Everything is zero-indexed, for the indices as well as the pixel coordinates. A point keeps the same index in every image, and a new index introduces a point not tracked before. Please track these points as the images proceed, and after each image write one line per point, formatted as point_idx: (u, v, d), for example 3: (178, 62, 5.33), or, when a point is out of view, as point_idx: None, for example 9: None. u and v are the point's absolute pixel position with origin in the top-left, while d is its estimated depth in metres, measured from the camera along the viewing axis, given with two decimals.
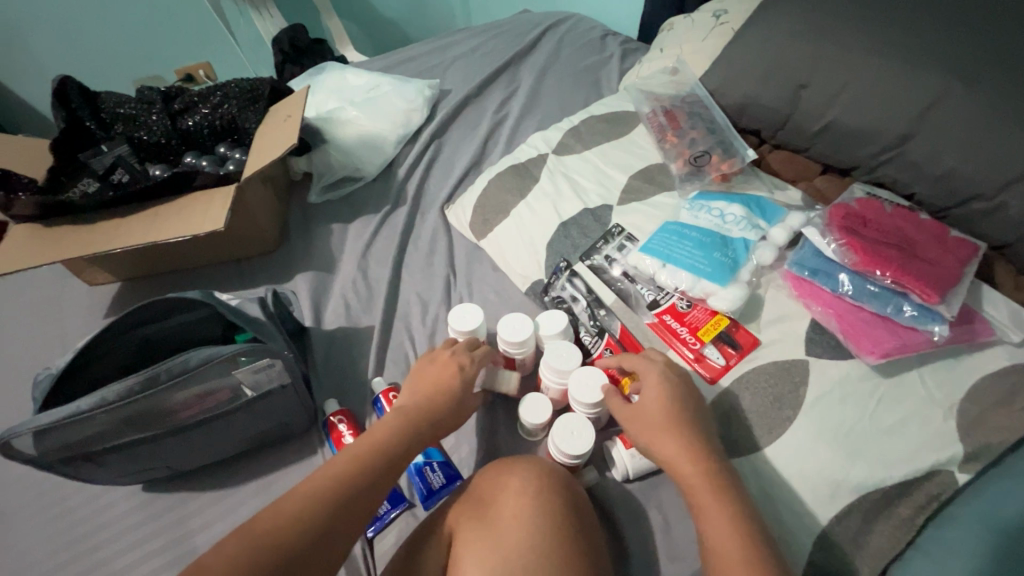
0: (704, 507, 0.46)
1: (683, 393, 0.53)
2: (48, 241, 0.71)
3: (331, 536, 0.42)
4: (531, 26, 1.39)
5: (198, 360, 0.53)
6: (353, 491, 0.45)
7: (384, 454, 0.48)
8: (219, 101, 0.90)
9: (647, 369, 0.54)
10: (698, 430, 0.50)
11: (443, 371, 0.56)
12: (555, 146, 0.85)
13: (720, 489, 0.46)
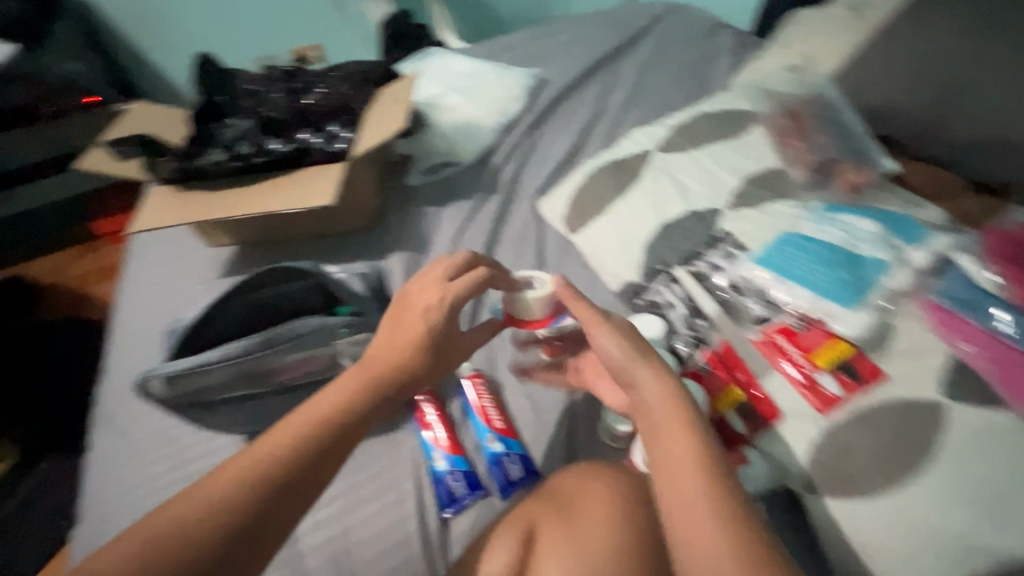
0: (689, 499, 0.39)
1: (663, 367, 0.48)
2: (182, 203, 0.78)
3: (288, 496, 0.40)
4: (637, 17, 1.34)
5: (312, 326, 0.58)
6: (311, 449, 0.42)
7: (350, 404, 0.46)
8: (336, 83, 0.96)
9: (620, 335, 0.50)
10: (678, 407, 0.44)
11: (424, 299, 0.53)
12: (659, 142, 0.81)
13: (710, 474, 0.40)
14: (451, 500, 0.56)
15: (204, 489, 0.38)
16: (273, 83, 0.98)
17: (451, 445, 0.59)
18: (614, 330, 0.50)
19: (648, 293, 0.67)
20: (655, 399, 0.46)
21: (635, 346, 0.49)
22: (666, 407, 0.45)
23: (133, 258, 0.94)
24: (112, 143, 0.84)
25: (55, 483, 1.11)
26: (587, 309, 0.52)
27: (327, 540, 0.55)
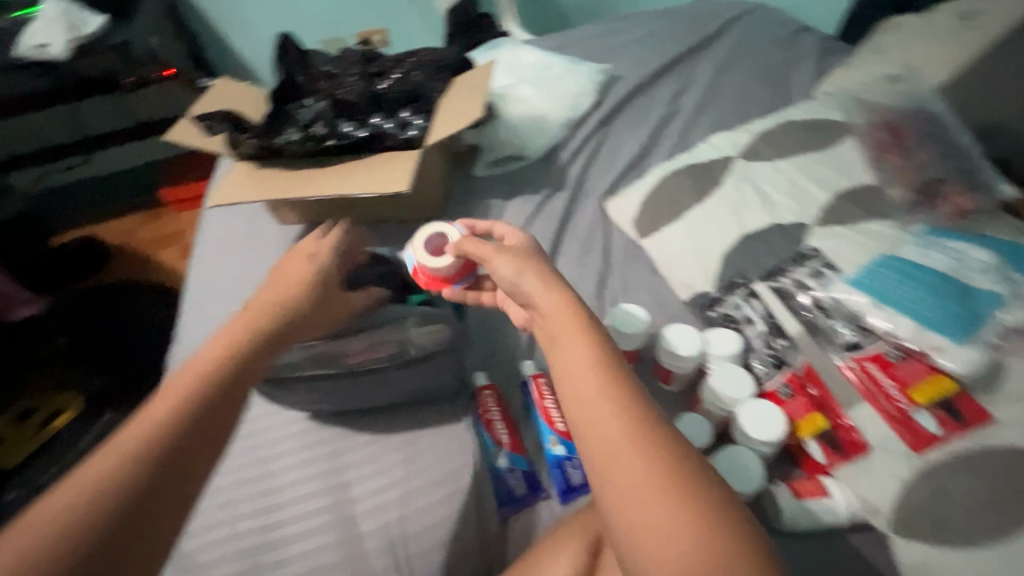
0: (609, 436, 0.35)
1: (566, 298, 0.46)
2: (262, 180, 0.81)
3: (185, 441, 0.39)
4: (715, 16, 1.29)
5: (392, 313, 0.59)
6: (206, 396, 0.41)
7: (240, 348, 0.46)
8: (410, 69, 0.97)
9: (520, 268, 0.50)
10: (588, 338, 0.42)
11: (295, 264, 0.56)
12: (741, 149, 0.78)
13: (627, 405, 0.37)
14: (510, 498, 0.58)
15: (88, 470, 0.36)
16: (349, 66, 0.98)
17: (512, 443, 0.60)
18: (505, 260, 0.51)
19: (723, 305, 0.64)
20: (559, 334, 0.43)
21: (533, 279, 0.48)
22: (572, 340, 0.42)
23: (205, 229, 0.97)
24: (198, 117, 0.86)
25: None
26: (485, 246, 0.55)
27: (385, 525, 0.56)
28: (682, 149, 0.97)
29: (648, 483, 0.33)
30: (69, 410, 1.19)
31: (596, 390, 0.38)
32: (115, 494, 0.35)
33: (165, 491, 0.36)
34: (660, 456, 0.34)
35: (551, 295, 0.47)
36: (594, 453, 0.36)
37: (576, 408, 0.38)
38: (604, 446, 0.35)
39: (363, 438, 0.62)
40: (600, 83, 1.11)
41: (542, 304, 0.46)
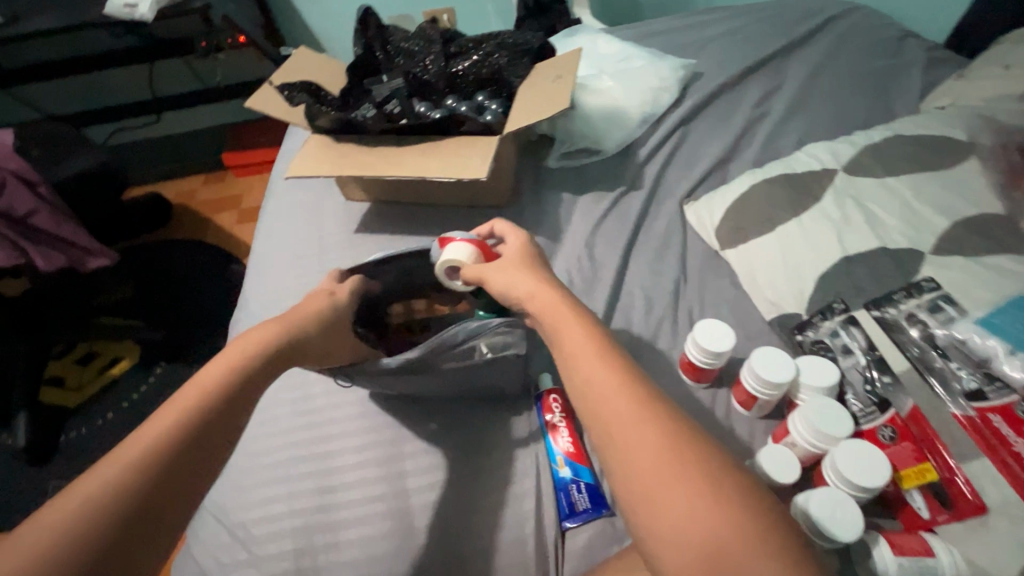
0: (622, 414, 0.38)
1: (556, 289, 0.49)
2: (336, 155, 0.79)
3: (207, 436, 0.40)
4: (814, 12, 1.19)
5: (465, 334, 0.53)
6: (221, 398, 0.42)
7: (259, 357, 0.47)
8: (491, 50, 0.93)
9: (508, 266, 0.53)
10: (585, 327, 0.45)
11: (312, 298, 0.56)
12: (846, 162, 0.71)
13: (632, 386, 0.40)
14: (571, 510, 0.54)
15: (109, 458, 0.36)
16: (428, 43, 0.96)
17: (576, 452, 0.57)
18: (509, 276, 0.51)
19: (817, 330, 0.59)
20: (557, 322, 0.46)
21: (522, 277, 0.51)
22: (573, 328, 0.45)
23: (273, 197, 0.97)
24: (279, 86, 0.85)
25: (168, 389, 1.22)
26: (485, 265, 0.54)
27: (439, 521, 0.55)
28: (770, 155, 0.90)
29: (666, 459, 0.35)
30: (127, 358, 1.28)
31: (627, 397, 0.39)
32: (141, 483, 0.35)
33: (186, 481, 0.38)
34: (672, 434, 0.37)
35: (542, 286, 0.49)
36: (607, 433, 0.39)
37: (586, 392, 0.41)
38: (617, 425, 0.38)
39: (421, 429, 0.61)
40: (684, 78, 1.05)
41: (533, 295, 0.49)
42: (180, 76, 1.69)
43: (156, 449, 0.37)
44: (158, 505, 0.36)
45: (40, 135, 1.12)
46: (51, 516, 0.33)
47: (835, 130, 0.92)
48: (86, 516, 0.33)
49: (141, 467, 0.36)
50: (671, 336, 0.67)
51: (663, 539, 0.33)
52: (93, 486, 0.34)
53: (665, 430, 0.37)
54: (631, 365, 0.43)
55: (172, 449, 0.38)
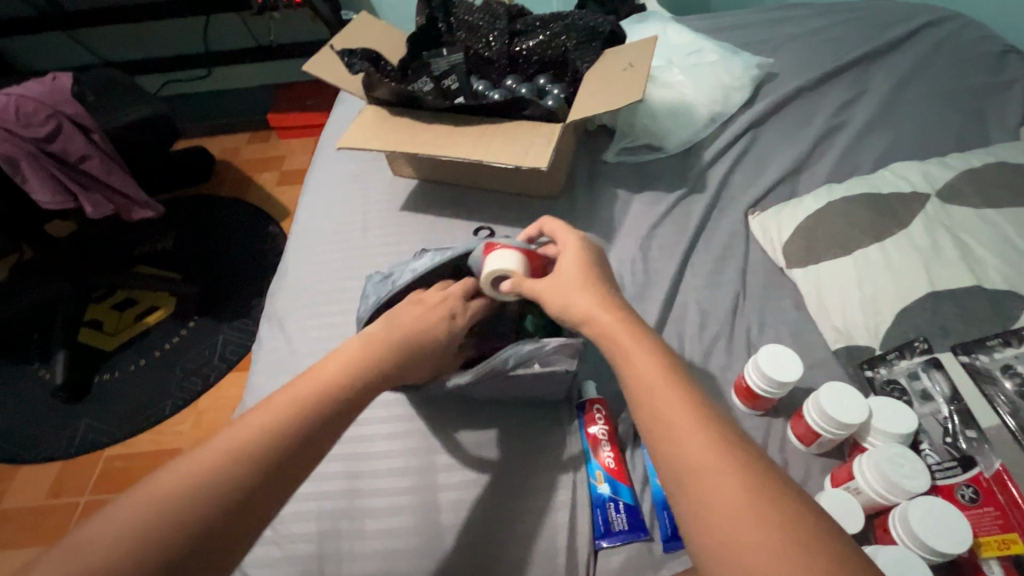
0: (697, 459, 0.35)
1: (616, 311, 0.45)
2: (391, 130, 0.77)
3: (269, 472, 0.39)
4: (911, 13, 1.08)
5: (516, 359, 0.53)
6: (314, 411, 0.42)
7: (353, 371, 0.46)
8: (558, 32, 0.88)
9: (562, 284, 0.49)
10: (654, 356, 0.41)
11: (427, 315, 0.53)
12: (940, 188, 0.65)
13: (714, 428, 0.36)
14: (607, 529, 0.52)
15: (179, 476, 0.36)
16: (493, 18, 0.92)
17: (617, 469, 0.54)
18: (577, 297, 0.47)
19: (891, 368, 0.56)
20: (620, 348, 0.43)
21: (585, 295, 0.47)
22: (640, 356, 0.41)
23: (320, 166, 0.96)
24: (339, 51, 0.82)
25: (198, 343, 1.22)
26: (548, 283, 0.50)
27: (468, 522, 0.52)
28: (850, 168, 0.83)
29: (750, 520, 0.31)
30: (163, 309, 1.29)
31: (704, 442, 0.35)
32: (195, 514, 0.35)
33: (241, 520, 0.37)
34: (759, 487, 0.33)
35: (598, 306, 0.46)
36: (682, 480, 0.35)
37: (656, 428, 0.38)
38: (690, 468, 0.35)
39: (456, 424, 0.59)
40: (758, 78, 0.97)
41: (590, 317, 0.45)
42: (234, 33, 1.68)
43: (215, 478, 0.37)
44: (211, 541, 0.35)
45: (97, 81, 1.13)
46: (144, 503, 0.35)
47: (928, 144, 0.83)
48: (138, 542, 0.33)
49: (198, 494, 0.36)
50: (726, 355, 0.63)
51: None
52: (151, 507, 0.35)
53: (751, 482, 0.33)
54: (709, 403, 0.39)
55: (232, 479, 0.37)
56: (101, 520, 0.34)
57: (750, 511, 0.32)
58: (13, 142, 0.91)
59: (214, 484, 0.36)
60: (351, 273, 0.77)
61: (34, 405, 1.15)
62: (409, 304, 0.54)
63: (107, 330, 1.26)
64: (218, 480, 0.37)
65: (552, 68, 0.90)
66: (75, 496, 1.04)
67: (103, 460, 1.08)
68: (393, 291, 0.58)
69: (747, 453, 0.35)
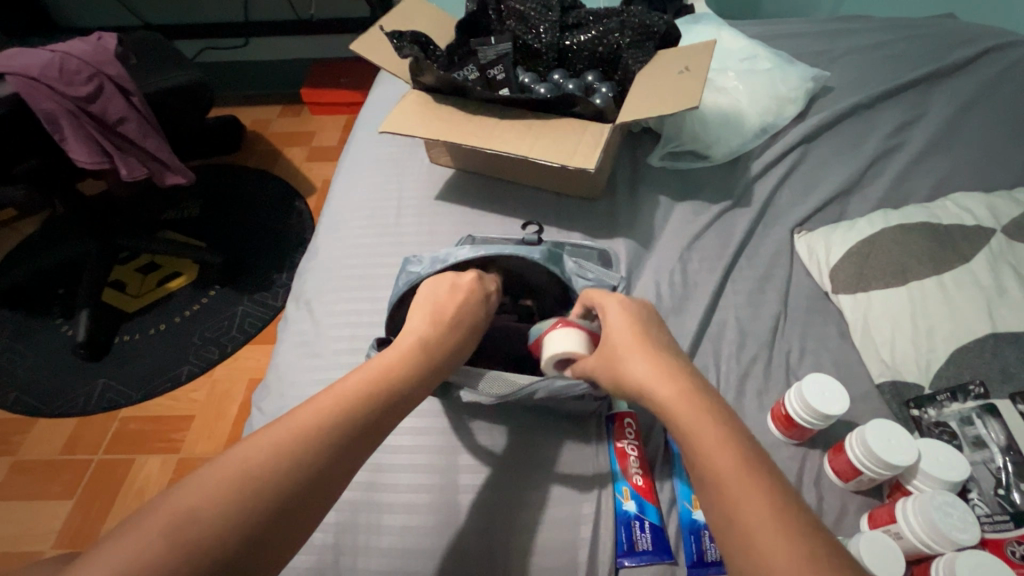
0: (757, 530, 0.32)
1: (679, 380, 0.40)
2: (433, 117, 0.75)
3: (322, 473, 0.38)
4: (981, 33, 1.02)
5: (546, 391, 0.53)
6: (371, 405, 0.42)
7: (406, 367, 0.46)
8: (612, 28, 0.85)
9: (612, 351, 0.45)
10: (704, 409, 0.38)
11: (466, 296, 0.53)
12: (1005, 224, 0.62)
13: (759, 473, 0.35)
14: (630, 548, 0.50)
15: (242, 457, 0.36)
16: (545, 9, 0.89)
17: (645, 487, 0.53)
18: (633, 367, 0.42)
19: (940, 410, 0.53)
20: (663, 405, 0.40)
21: (640, 360, 0.43)
22: (692, 410, 0.38)
23: (357, 147, 0.94)
24: (389, 33, 0.81)
25: (218, 313, 1.22)
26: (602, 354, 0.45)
27: (489, 527, 0.51)
28: (905, 193, 0.79)
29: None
30: (185, 276, 1.30)
31: (768, 504, 0.33)
32: (252, 510, 0.34)
33: (295, 518, 0.36)
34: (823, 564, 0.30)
35: (661, 373, 0.41)
36: (738, 550, 0.33)
37: (710, 490, 0.35)
38: (749, 541, 0.32)
39: (482, 423, 0.57)
40: (813, 91, 0.93)
41: (651, 390, 0.41)
42: (274, 5, 1.67)
43: (270, 474, 0.36)
44: (267, 537, 0.34)
45: (138, 43, 1.12)
46: (211, 482, 0.34)
47: (991, 175, 0.79)
48: (195, 533, 0.32)
49: (255, 489, 0.35)
50: (763, 379, 0.61)
51: None
52: (217, 490, 0.34)
53: (815, 564, 0.30)
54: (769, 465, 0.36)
55: (288, 476, 0.36)
56: (174, 495, 0.34)
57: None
58: (54, 99, 0.90)
59: (270, 482, 0.35)
60: (382, 260, 0.76)
61: (55, 361, 1.16)
62: (450, 279, 0.54)
63: (131, 292, 1.27)
64: (275, 477, 0.36)
65: (602, 65, 0.88)
66: (89, 454, 1.05)
67: (117, 421, 1.09)
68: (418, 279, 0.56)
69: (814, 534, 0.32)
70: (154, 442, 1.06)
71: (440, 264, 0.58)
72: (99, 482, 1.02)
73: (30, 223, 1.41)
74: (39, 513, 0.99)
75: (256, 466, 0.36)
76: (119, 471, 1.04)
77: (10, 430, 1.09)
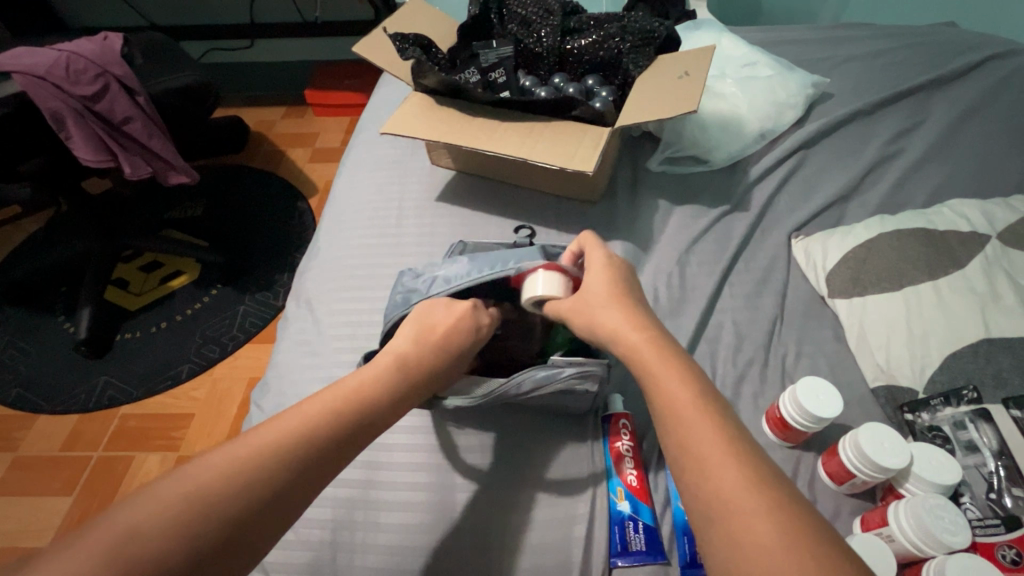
0: (730, 492, 0.33)
1: (645, 329, 0.44)
2: (434, 119, 0.76)
3: (285, 491, 0.38)
4: (981, 42, 1.03)
5: (529, 384, 0.53)
6: (341, 427, 0.42)
7: (379, 388, 0.46)
8: (613, 32, 0.85)
9: (590, 301, 0.48)
10: (685, 381, 0.39)
11: (455, 322, 0.52)
12: (1001, 231, 0.63)
13: (698, 386, 0.40)
14: (623, 549, 0.50)
15: (207, 469, 0.36)
16: (547, 13, 0.90)
17: (639, 488, 0.53)
18: (610, 316, 0.46)
19: (934, 415, 0.54)
20: (640, 361, 0.42)
21: (614, 311, 0.46)
22: (656, 355, 0.42)
23: (359, 148, 0.95)
24: (391, 35, 0.82)
25: (219, 311, 1.23)
26: (577, 302, 0.49)
27: (484, 525, 0.52)
28: (903, 199, 0.79)
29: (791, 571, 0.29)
30: (187, 274, 1.30)
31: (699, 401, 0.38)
32: (210, 525, 0.34)
33: (252, 535, 0.36)
34: (795, 529, 0.31)
35: (628, 322, 0.45)
36: (710, 511, 0.33)
37: (685, 455, 0.36)
38: (721, 503, 0.33)
39: (480, 423, 0.58)
40: (813, 97, 0.94)
41: (616, 335, 0.44)
42: (280, 6, 1.68)
43: (232, 488, 0.36)
44: (224, 553, 0.34)
45: (144, 44, 1.13)
46: (172, 493, 0.34)
47: (988, 182, 0.79)
48: (153, 545, 0.32)
49: (215, 502, 0.35)
50: (759, 382, 0.61)
51: (737, 535, 0.31)
52: (178, 503, 0.34)
53: (734, 447, 0.35)
54: (749, 439, 0.36)
55: (252, 492, 0.36)
56: (134, 503, 0.33)
57: (791, 565, 0.29)
58: (61, 98, 0.91)
59: (232, 496, 0.35)
60: (382, 260, 0.77)
61: (57, 357, 1.17)
62: (444, 302, 0.54)
63: (132, 290, 1.28)
64: (241, 491, 0.36)
65: (602, 69, 0.89)
66: (88, 451, 1.06)
67: (117, 417, 1.10)
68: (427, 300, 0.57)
69: (788, 500, 0.32)
70: (154, 439, 1.07)
71: (441, 285, 0.58)
72: (98, 478, 1.03)
73: (35, 221, 1.43)
74: (38, 509, 1.00)
75: (221, 479, 0.36)
76: (118, 468, 1.04)
77: (11, 426, 1.09)
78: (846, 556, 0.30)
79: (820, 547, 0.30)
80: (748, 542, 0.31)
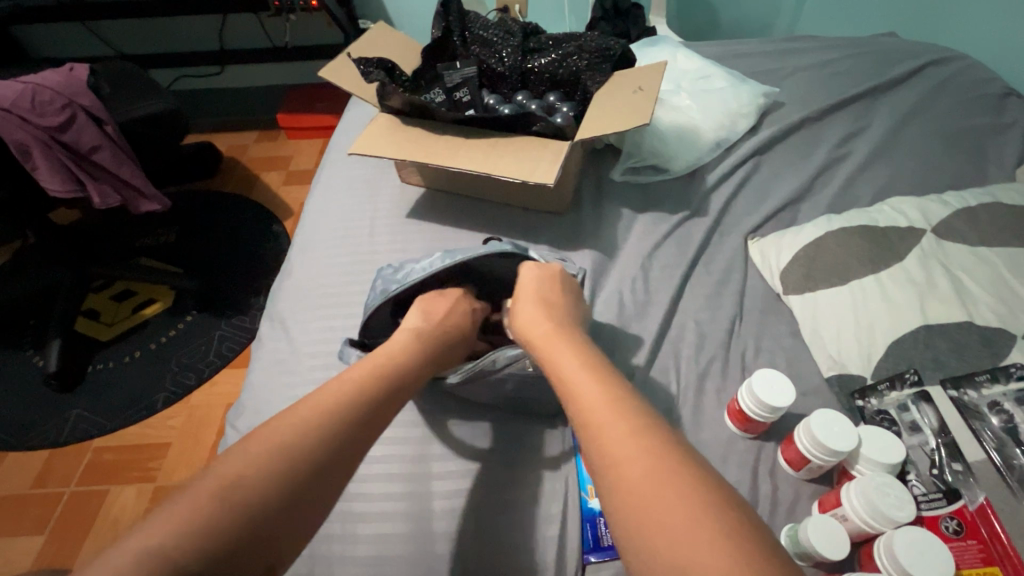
0: (613, 445, 0.38)
1: (553, 320, 0.54)
2: (396, 140, 0.78)
3: (346, 441, 0.43)
4: (918, 51, 1.09)
5: (504, 361, 0.56)
6: (383, 388, 0.48)
7: (401, 357, 0.52)
8: (570, 51, 0.89)
9: (520, 297, 0.58)
10: (577, 360, 0.47)
11: (455, 307, 0.61)
12: (935, 225, 0.67)
13: (589, 361, 0.47)
14: (596, 544, 0.52)
15: (281, 426, 0.41)
16: (507, 34, 0.94)
17: None
18: (525, 312, 0.56)
19: (882, 399, 0.57)
20: (550, 355, 0.50)
21: (530, 309, 0.56)
22: (556, 344, 0.50)
23: (328, 169, 0.97)
24: (355, 60, 0.84)
25: (194, 338, 1.22)
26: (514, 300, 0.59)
27: (461, 531, 0.53)
28: (850, 200, 0.84)
29: (668, 499, 0.34)
30: (161, 301, 1.29)
31: (590, 370, 0.45)
32: (291, 472, 0.39)
33: (329, 477, 0.41)
34: (670, 463, 0.36)
35: (542, 317, 0.54)
36: (603, 462, 0.38)
37: (578, 421, 0.42)
38: (615, 453, 0.38)
39: (451, 430, 0.60)
40: (763, 106, 0.99)
41: (529, 330, 0.54)
42: (249, 34, 1.70)
43: (304, 445, 0.40)
44: (311, 493, 0.39)
45: (112, 73, 1.13)
46: (256, 449, 0.39)
47: (925, 181, 0.84)
48: (258, 487, 0.37)
49: (297, 451, 0.40)
50: (721, 377, 0.64)
51: (615, 476, 0.37)
52: (265, 455, 0.39)
53: (613, 400, 0.42)
54: (639, 400, 0.42)
55: (314, 447, 0.41)
56: (229, 460, 0.38)
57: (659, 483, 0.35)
58: (27, 130, 0.91)
59: (296, 455, 0.40)
60: (353, 277, 0.78)
61: (25, 392, 1.15)
62: (441, 292, 0.62)
63: (105, 320, 1.26)
64: (314, 440, 0.41)
65: (563, 86, 0.92)
66: (61, 487, 1.03)
67: (90, 451, 1.08)
68: (403, 287, 0.61)
69: (665, 439, 0.38)
70: (130, 471, 1.05)
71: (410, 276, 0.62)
72: (72, 514, 1.00)
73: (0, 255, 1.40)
74: (8, 549, 0.97)
75: (297, 433, 0.41)
76: (93, 502, 1.02)
77: None
78: (728, 497, 0.34)
79: (685, 472, 0.35)
80: (620, 481, 0.36)
